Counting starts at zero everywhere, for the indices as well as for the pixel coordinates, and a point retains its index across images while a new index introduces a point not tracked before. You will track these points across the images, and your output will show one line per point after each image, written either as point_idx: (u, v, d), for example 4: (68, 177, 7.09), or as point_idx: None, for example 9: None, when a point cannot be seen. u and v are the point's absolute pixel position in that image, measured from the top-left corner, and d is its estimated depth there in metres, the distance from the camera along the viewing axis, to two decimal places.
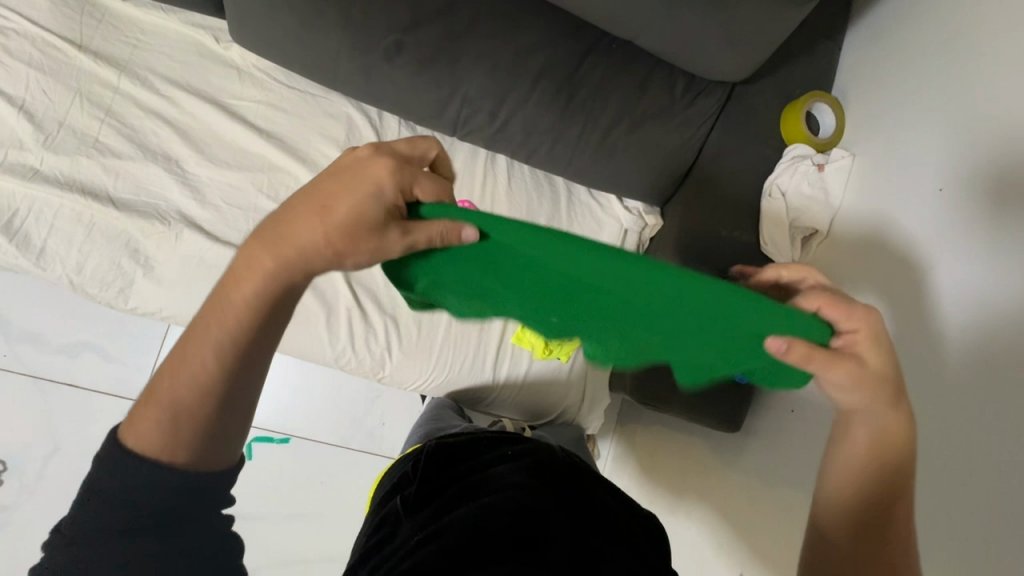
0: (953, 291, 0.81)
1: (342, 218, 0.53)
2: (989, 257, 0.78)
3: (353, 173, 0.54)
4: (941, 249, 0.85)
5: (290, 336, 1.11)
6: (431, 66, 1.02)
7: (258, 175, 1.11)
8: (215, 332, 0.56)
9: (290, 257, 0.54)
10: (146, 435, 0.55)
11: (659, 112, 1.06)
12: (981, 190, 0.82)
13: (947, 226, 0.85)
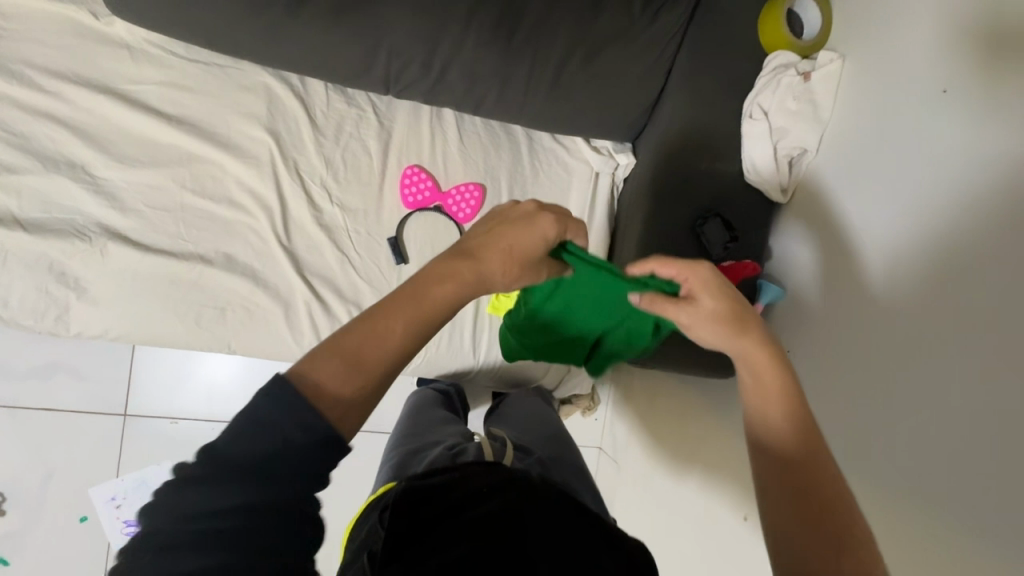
0: (972, 199, 0.71)
1: (523, 237, 0.65)
2: (1007, 166, 0.67)
3: (534, 217, 0.66)
4: (949, 162, 0.74)
5: (252, 340, 1.04)
6: (343, 15, 0.87)
7: (178, 169, 0.99)
8: (418, 313, 0.57)
9: (479, 277, 0.62)
10: (341, 403, 0.51)
11: (615, 37, 0.91)
12: (996, 84, 0.69)
13: (953, 133, 0.74)
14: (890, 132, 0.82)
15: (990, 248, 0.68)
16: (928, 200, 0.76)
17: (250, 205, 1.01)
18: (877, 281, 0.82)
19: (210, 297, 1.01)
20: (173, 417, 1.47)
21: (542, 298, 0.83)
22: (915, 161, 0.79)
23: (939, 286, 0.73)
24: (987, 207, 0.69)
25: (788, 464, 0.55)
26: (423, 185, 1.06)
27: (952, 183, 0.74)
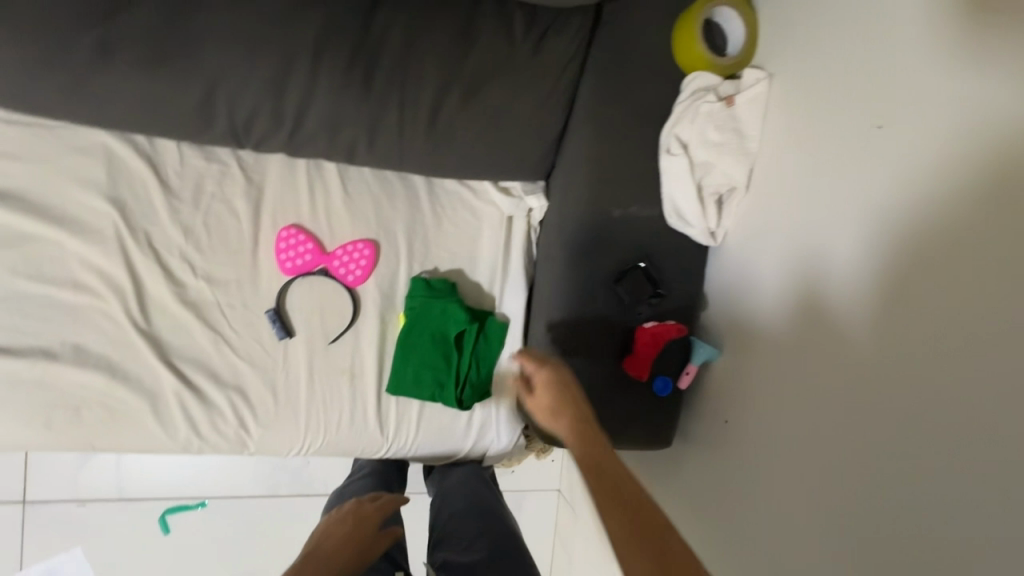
0: (925, 264, 0.58)
1: (361, 512, 0.82)
2: (974, 217, 0.53)
3: (361, 505, 0.84)
4: (900, 208, 0.60)
5: (117, 439, 0.91)
6: (160, 66, 0.72)
7: (9, 252, 0.85)
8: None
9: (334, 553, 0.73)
10: None
11: (497, 72, 0.77)
12: (958, 112, 0.55)
13: (903, 172, 0.59)
14: (824, 168, 0.68)
15: (961, 321, 0.54)
16: (879, 255, 0.62)
17: (97, 287, 0.87)
18: (825, 352, 0.68)
19: (59, 395, 0.88)
20: (80, 499, 1.33)
21: (411, 347, 0.96)
22: (857, 206, 0.64)
23: (902, 366, 0.59)
24: (949, 272, 0.56)
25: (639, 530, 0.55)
26: (302, 247, 0.91)
27: (909, 234, 0.59)
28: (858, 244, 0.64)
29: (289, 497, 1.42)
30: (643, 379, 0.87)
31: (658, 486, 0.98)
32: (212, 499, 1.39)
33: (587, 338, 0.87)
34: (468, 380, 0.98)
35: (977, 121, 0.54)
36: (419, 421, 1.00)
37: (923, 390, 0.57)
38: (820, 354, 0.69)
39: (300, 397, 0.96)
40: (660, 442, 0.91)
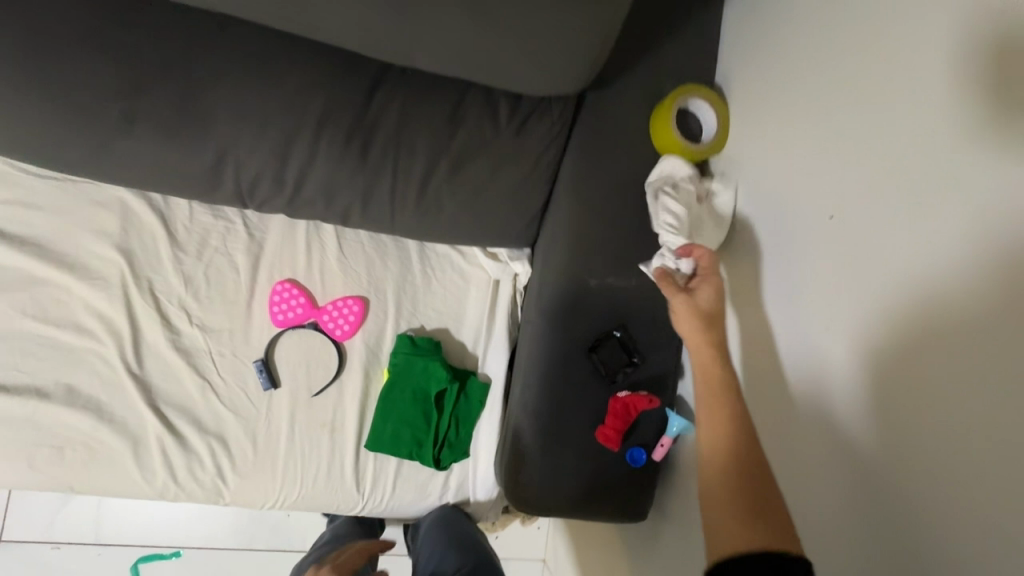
0: (881, 348, 0.59)
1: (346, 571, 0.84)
2: (920, 293, 0.55)
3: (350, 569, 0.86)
4: (881, 291, 0.60)
5: (97, 482, 0.92)
6: (177, 135, 0.80)
7: (20, 295, 0.90)
8: None
9: None
10: None
11: (483, 148, 0.84)
12: (898, 207, 0.58)
13: (880, 254, 0.59)
14: (806, 246, 0.69)
15: (953, 406, 0.52)
16: (855, 332, 0.62)
17: (97, 330, 0.91)
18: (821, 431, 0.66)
19: (46, 435, 0.90)
20: (55, 542, 1.32)
21: (393, 405, 0.97)
22: (843, 287, 0.64)
23: (895, 451, 0.58)
24: (904, 358, 0.57)
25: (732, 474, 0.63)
26: (294, 301, 0.96)
27: (892, 317, 0.58)
28: (843, 324, 0.64)
29: (264, 551, 1.39)
30: (618, 449, 0.86)
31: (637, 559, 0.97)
32: (187, 549, 1.37)
33: (563, 405, 0.87)
34: (448, 441, 0.99)
35: (914, 216, 0.56)
36: (395, 478, 1.00)
37: (918, 478, 0.55)
38: (817, 434, 0.67)
39: (280, 448, 0.97)
40: (636, 517, 0.89)
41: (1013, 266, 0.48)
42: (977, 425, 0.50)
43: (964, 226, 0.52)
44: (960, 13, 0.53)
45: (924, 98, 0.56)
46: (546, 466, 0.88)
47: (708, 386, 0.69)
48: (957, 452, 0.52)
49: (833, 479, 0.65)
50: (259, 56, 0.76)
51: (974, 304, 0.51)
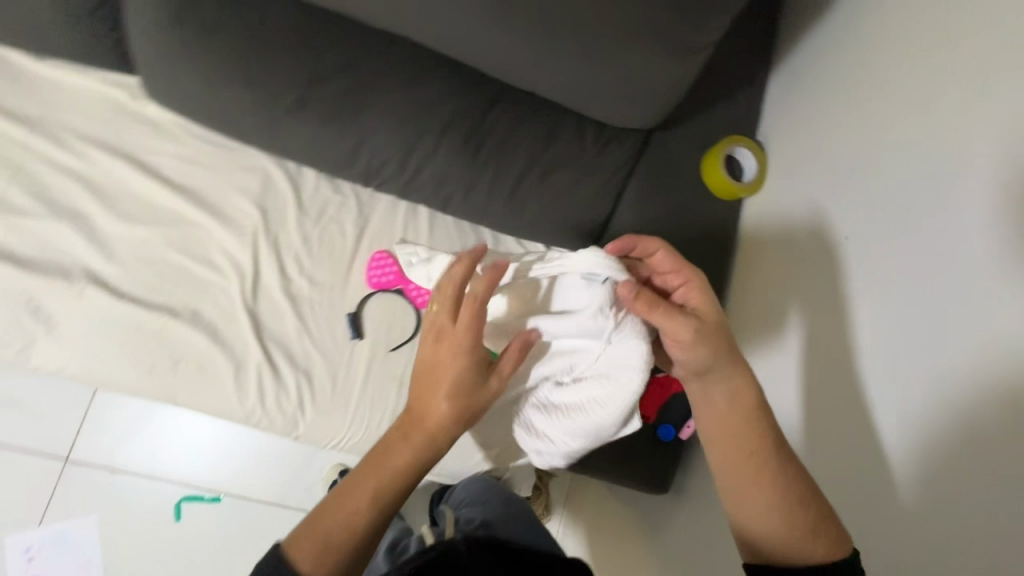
0: (877, 327, 0.79)
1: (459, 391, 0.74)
2: (905, 280, 0.76)
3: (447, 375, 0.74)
4: (878, 327, 0.78)
5: (199, 396, 1.08)
6: (336, 120, 1.02)
7: (171, 230, 1.10)
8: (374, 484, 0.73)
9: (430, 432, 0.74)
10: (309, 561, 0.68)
11: (570, 161, 1.05)
12: (893, 223, 0.80)
13: (888, 295, 0.77)
14: (827, 284, 0.89)
15: (919, 427, 0.70)
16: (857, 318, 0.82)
17: (227, 268, 1.10)
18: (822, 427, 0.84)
19: (168, 348, 1.06)
20: (112, 469, 1.44)
21: None
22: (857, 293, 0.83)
23: (891, 432, 0.74)
24: (891, 330, 0.76)
25: (763, 516, 0.67)
26: (388, 268, 1.14)
27: (888, 346, 0.76)
28: (843, 348, 0.83)
29: (296, 509, 1.49)
30: (649, 423, 1.00)
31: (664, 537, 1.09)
32: (227, 495, 1.47)
33: None
34: None
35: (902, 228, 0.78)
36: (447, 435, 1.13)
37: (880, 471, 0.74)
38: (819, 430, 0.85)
39: (354, 392, 1.12)
40: (658, 488, 1.02)
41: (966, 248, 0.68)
42: (932, 442, 0.68)
43: (951, 281, 0.69)
44: (938, 96, 0.77)
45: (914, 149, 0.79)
46: None
47: (739, 408, 0.71)
48: (904, 458, 0.71)
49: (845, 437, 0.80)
50: (413, 68, 0.99)
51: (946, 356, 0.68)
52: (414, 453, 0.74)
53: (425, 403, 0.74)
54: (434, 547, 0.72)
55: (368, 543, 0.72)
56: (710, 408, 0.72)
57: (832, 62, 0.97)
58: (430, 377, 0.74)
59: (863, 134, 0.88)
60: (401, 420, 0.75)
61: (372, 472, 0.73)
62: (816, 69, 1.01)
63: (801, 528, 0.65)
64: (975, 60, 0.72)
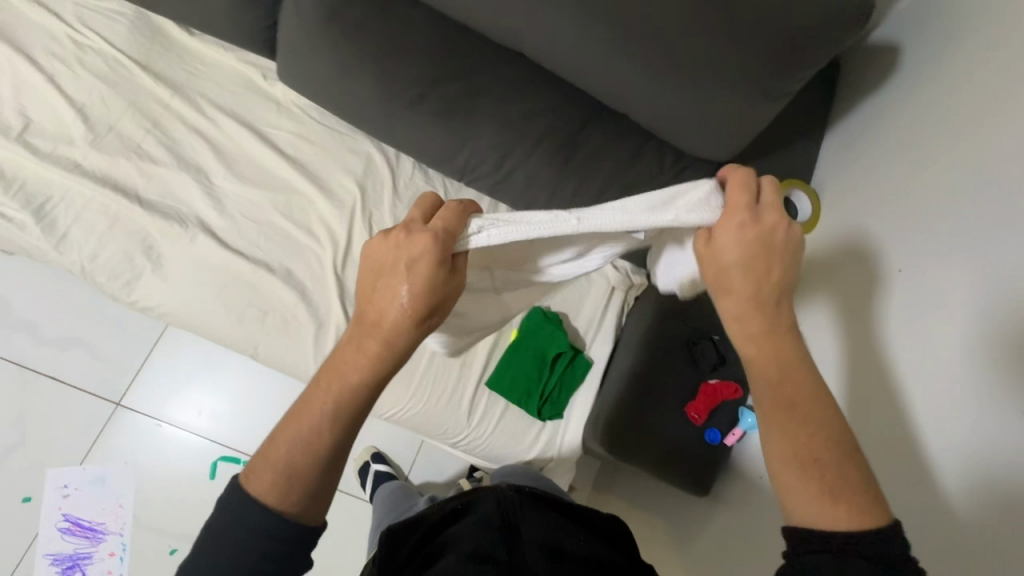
0: (929, 347, 0.82)
1: (424, 285, 0.63)
2: (957, 301, 0.80)
3: (413, 259, 0.63)
4: (899, 359, 0.87)
5: (280, 349, 1.15)
6: (446, 117, 1.14)
7: (278, 195, 1.20)
8: (330, 396, 0.66)
9: (387, 339, 0.65)
10: (270, 488, 0.65)
11: (648, 181, 1.16)
12: (944, 250, 0.85)
13: (940, 316, 0.82)
14: (863, 312, 0.98)
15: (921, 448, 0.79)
16: (910, 341, 0.86)
17: (322, 235, 1.20)
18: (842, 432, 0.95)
19: (261, 300, 1.15)
20: (159, 419, 1.49)
21: (516, 356, 1.20)
22: (910, 316, 0.87)
23: (950, 444, 0.75)
24: (944, 350, 0.80)
25: (786, 473, 0.58)
26: None
27: (941, 364, 0.79)
28: (874, 372, 0.91)
29: None
30: (696, 424, 1.09)
31: (696, 542, 1.14)
32: None
33: (660, 382, 1.12)
34: (550, 396, 1.20)
35: (953, 253, 0.83)
36: (500, 419, 1.20)
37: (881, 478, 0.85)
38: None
39: (420, 366, 1.19)
40: (697, 490, 1.09)
41: (1009, 265, 0.73)
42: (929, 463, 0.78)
43: (999, 296, 0.73)
44: (981, 138, 0.84)
45: (963, 183, 0.85)
46: (632, 424, 1.11)
47: (768, 344, 0.60)
48: (913, 473, 0.80)
49: (904, 454, 0.82)
50: (522, 82, 1.12)
51: (955, 394, 0.77)
52: (367, 366, 0.65)
53: (381, 304, 0.65)
54: (474, 496, 0.87)
55: (323, 466, 0.66)
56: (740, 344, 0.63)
57: (885, 122, 1.10)
58: (385, 274, 0.65)
59: (916, 176, 0.96)
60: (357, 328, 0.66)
61: (327, 388, 0.66)
62: (870, 128, 1.14)
63: (823, 483, 0.56)
64: (1013, 105, 0.80)
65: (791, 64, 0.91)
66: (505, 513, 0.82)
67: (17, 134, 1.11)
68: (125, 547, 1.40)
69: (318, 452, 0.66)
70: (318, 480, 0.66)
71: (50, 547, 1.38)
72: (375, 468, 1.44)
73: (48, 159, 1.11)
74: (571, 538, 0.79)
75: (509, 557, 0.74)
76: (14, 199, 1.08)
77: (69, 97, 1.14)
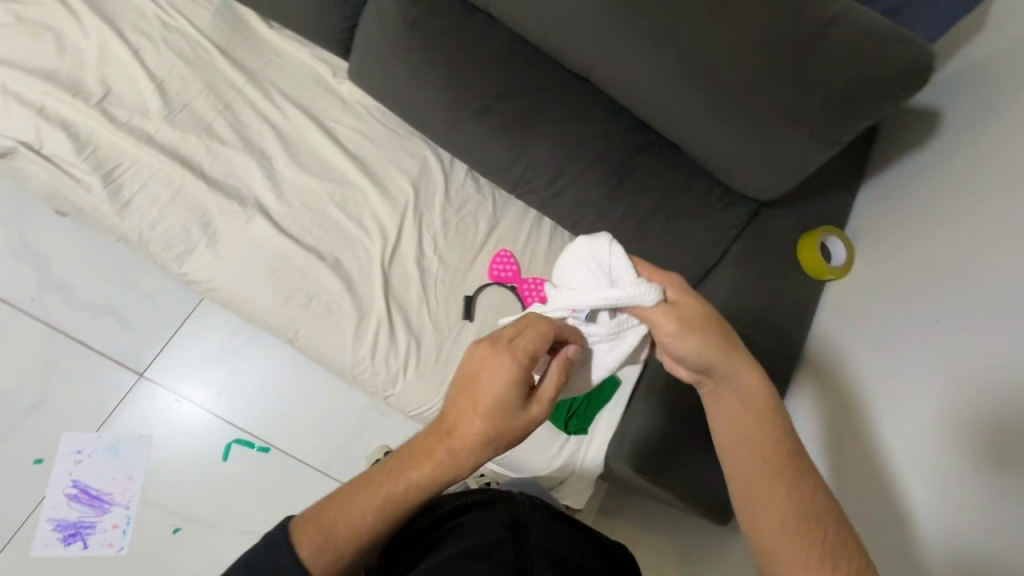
0: (964, 394, 0.86)
1: (503, 403, 0.65)
2: (991, 351, 0.84)
3: (501, 376, 0.65)
4: (936, 404, 0.90)
5: (320, 335, 1.18)
6: (508, 130, 1.19)
7: (335, 187, 1.24)
8: (389, 487, 0.66)
9: (455, 448, 0.65)
10: (313, 555, 0.65)
11: (693, 211, 1.20)
12: (980, 303, 0.90)
13: (973, 365, 0.86)
14: (891, 357, 1.02)
15: (956, 491, 0.83)
16: (946, 386, 0.90)
17: (373, 229, 1.23)
18: (869, 469, 0.98)
19: (307, 285, 1.18)
20: (179, 395, 1.48)
21: None
22: (945, 363, 0.91)
23: (986, 488, 0.78)
24: (978, 396, 0.84)
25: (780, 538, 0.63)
26: (509, 267, 1.25)
27: (976, 411, 0.83)
28: (907, 415, 0.95)
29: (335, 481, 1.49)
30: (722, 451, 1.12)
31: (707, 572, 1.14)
32: (275, 449, 1.47)
33: (694, 409, 1.13)
34: (576, 412, 1.21)
35: (990, 306, 0.88)
36: (525, 428, 1.22)
37: (911, 516, 0.88)
38: (867, 472, 0.98)
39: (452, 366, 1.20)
40: (713, 518, 1.11)
41: None
42: (962, 507, 0.81)
43: None
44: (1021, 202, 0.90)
45: (1002, 241, 0.91)
46: (659, 446, 1.11)
47: (754, 409, 0.68)
48: (946, 515, 0.82)
49: (937, 496, 0.85)
50: (584, 106, 1.18)
51: (990, 442, 0.79)
52: (436, 472, 0.65)
53: (458, 411, 0.66)
54: (485, 499, 0.86)
55: (365, 546, 0.67)
56: (722, 412, 0.71)
57: (924, 180, 1.15)
58: (470, 387, 0.66)
59: (953, 233, 1.01)
60: (432, 433, 0.67)
61: (386, 481, 0.66)
62: (908, 185, 1.19)
63: (821, 550, 0.61)
64: None
65: (848, 115, 0.94)
66: (515, 516, 0.80)
67: (98, 101, 1.16)
68: (128, 521, 1.39)
69: (368, 536, 0.66)
70: (358, 557, 0.67)
71: (55, 511, 1.37)
72: None
73: (123, 128, 1.16)
74: (579, 554, 0.76)
75: (514, 557, 0.71)
76: (86, 162, 1.13)
77: (149, 73, 1.20)
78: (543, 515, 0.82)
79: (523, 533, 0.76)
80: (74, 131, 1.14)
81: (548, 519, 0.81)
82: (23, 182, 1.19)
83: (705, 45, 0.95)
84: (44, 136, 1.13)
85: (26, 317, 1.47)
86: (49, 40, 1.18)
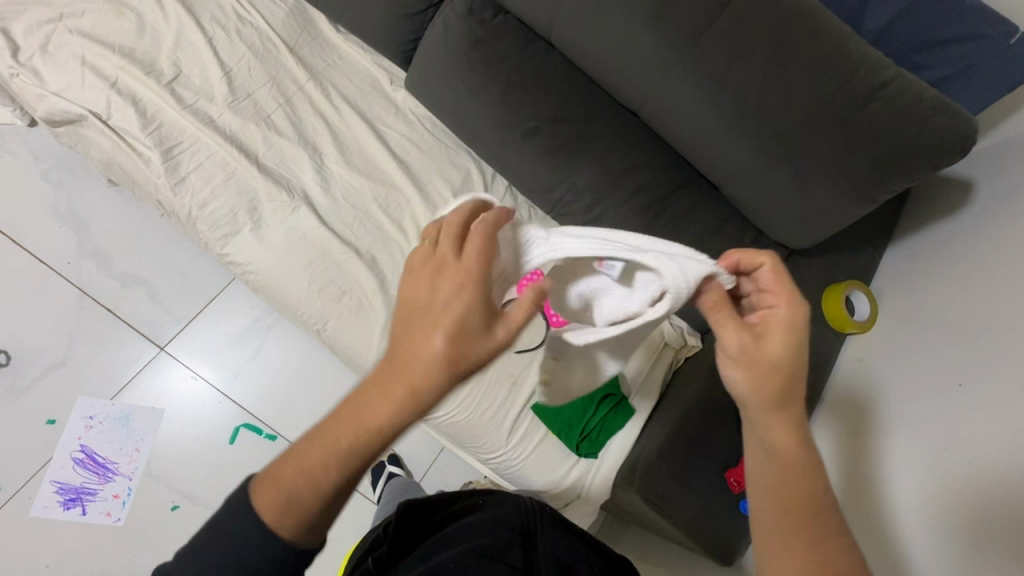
0: (985, 463, 0.86)
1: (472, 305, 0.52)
2: (1009, 422, 0.84)
3: (462, 278, 0.52)
4: (956, 470, 0.90)
5: (348, 329, 1.20)
6: (554, 153, 1.23)
7: (379, 187, 1.28)
8: (352, 434, 0.53)
9: (421, 374, 0.51)
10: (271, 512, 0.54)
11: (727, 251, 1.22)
12: (999, 371, 0.90)
13: (993, 434, 0.86)
14: (913, 417, 1.03)
15: (967, 557, 0.84)
16: (967, 454, 0.90)
17: (411, 232, 1.26)
18: (893, 532, 0.98)
19: (343, 279, 1.20)
20: (195, 373, 1.50)
21: None
22: (966, 430, 0.91)
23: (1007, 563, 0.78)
24: (996, 465, 0.84)
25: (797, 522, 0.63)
26: None
27: (994, 482, 0.83)
28: (928, 480, 0.95)
29: None
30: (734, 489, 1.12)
31: None
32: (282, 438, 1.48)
33: (707, 444, 1.13)
34: (589, 438, 1.21)
35: (1007, 375, 0.88)
36: (538, 444, 1.22)
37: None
38: (883, 529, 1.00)
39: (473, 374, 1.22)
40: (720, 558, 1.11)
41: None
42: None
43: None
44: None
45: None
46: (673, 479, 1.10)
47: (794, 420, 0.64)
48: None
49: (958, 567, 0.85)
50: (630, 137, 1.22)
51: (1002, 511, 0.80)
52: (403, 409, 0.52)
53: (422, 333, 0.52)
54: (488, 497, 0.85)
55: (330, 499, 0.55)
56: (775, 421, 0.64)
57: (952, 246, 1.17)
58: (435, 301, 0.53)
59: (977, 299, 1.02)
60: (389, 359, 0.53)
61: (347, 422, 0.53)
62: (937, 248, 1.21)
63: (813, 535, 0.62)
64: None
65: (886, 174, 0.97)
66: (522, 518, 0.80)
67: (168, 81, 1.22)
68: (129, 492, 1.39)
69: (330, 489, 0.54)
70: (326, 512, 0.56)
71: (60, 474, 1.38)
72: (389, 470, 1.41)
73: (188, 109, 1.21)
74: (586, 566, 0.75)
75: (523, 561, 0.71)
76: (149, 137, 1.18)
77: (220, 62, 1.26)
78: (549, 520, 0.82)
79: (529, 540, 0.76)
80: (142, 107, 1.19)
81: (554, 525, 0.81)
82: (85, 149, 1.24)
83: (759, 93, 0.99)
84: (114, 109, 1.18)
85: (60, 278, 1.50)
86: (131, 20, 1.24)
